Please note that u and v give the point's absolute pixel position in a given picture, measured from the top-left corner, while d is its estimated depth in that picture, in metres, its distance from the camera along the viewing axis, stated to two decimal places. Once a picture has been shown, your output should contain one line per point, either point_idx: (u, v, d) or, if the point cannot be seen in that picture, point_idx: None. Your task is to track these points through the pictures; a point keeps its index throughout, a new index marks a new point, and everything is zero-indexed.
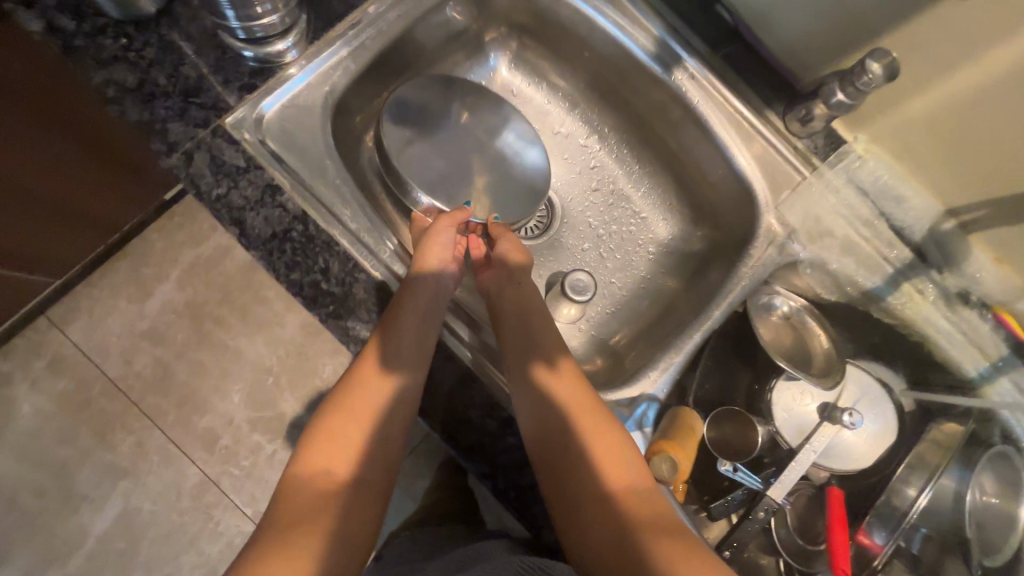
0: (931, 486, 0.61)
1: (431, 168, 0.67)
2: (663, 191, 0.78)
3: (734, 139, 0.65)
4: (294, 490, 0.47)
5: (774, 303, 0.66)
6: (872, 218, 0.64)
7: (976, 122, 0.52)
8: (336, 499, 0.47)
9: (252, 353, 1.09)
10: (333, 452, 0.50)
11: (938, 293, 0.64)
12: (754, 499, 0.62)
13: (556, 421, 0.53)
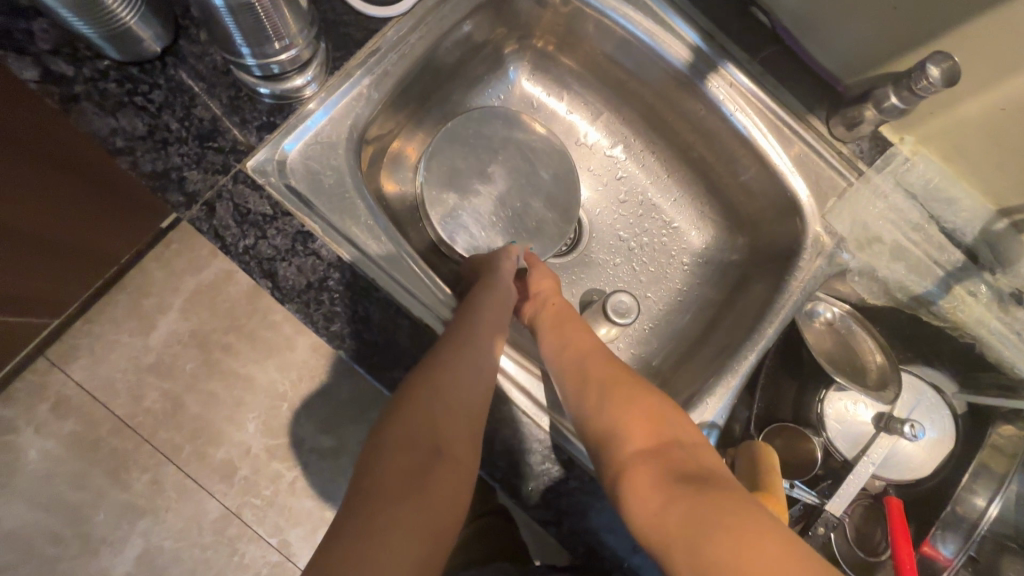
0: (999, 496, 0.60)
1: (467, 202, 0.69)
2: (694, 200, 0.75)
3: (775, 146, 0.62)
4: (367, 492, 0.41)
5: (817, 310, 0.67)
6: (922, 221, 0.61)
7: None
8: (415, 501, 0.41)
9: (264, 379, 1.04)
10: (400, 447, 0.44)
11: (993, 297, 0.62)
12: (812, 515, 0.62)
13: (601, 411, 0.52)
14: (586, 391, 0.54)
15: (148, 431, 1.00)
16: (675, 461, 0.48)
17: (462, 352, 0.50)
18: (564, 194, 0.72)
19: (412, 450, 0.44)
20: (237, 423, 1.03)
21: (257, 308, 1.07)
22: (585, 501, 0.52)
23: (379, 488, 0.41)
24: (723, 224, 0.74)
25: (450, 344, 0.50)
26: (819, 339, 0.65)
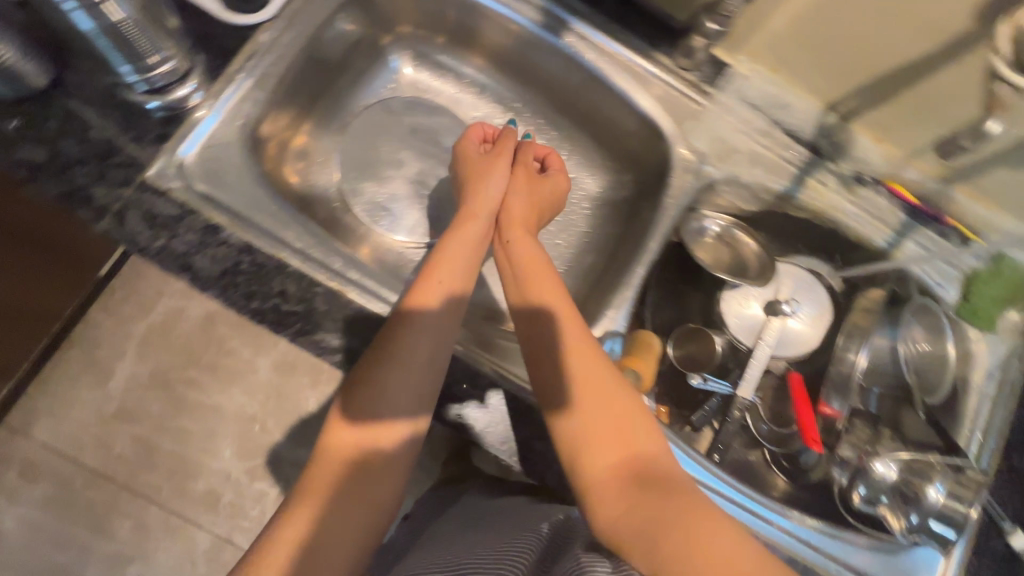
0: (866, 347, 0.69)
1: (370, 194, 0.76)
2: (585, 150, 0.83)
3: (631, 84, 0.70)
4: (310, 487, 0.48)
5: (706, 227, 0.73)
6: (768, 127, 0.70)
7: (830, 21, 0.59)
8: (350, 494, 0.48)
9: (230, 405, 1.08)
10: (345, 451, 0.49)
11: (836, 181, 0.71)
12: (728, 403, 0.68)
13: (567, 418, 0.50)
14: (543, 357, 0.54)
15: (125, 477, 1.02)
16: (644, 471, 0.47)
17: (417, 329, 0.53)
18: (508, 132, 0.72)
19: (352, 448, 0.49)
20: (211, 452, 1.05)
21: (212, 338, 1.10)
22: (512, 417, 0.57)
23: (323, 475, 0.48)
24: (613, 166, 0.82)
25: (398, 341, 0.52)
26: (710, 254, 0.72)
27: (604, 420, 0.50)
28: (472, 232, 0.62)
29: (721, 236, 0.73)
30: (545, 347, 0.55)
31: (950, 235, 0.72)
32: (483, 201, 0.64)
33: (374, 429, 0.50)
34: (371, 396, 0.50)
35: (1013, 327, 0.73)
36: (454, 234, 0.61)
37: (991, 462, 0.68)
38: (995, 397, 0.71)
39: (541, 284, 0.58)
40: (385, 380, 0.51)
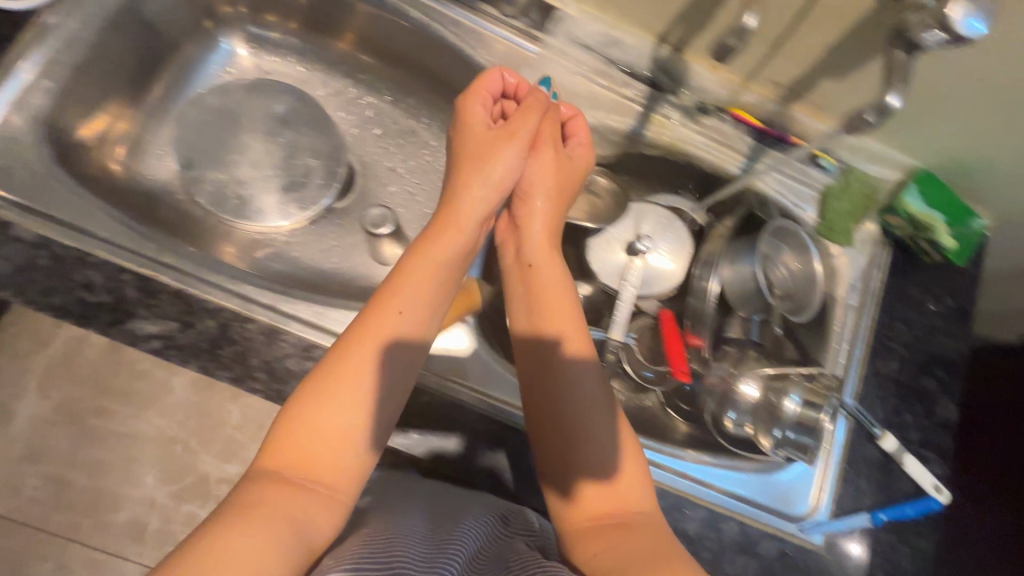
0: (717, 275, 0.69)
1: (213, 180, 0.74)
2: (442, 116, 0.82)
3: (461, 40, 0.70)
4: (250, 502, 0.40)
5: None
6: (604, 67, 0.70)
7: None
8: (289, 510, 0.40)
9: (148, 429, 0.97)
10: (292, 471, 0.43)
11: (679, 113, 0.71)
12: (602, 348, 0.67)
13: (570, 456, 0.51)
14: (541, 399, 0.53)
15: (41, 518, 0.92)
16: (633, 530, 0.46)
17: (381, 364, 0.48)
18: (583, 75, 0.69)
19: (305, 464, 0.44)
20: (130, 479, 0.95)
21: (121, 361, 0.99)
22: None
23: (263, 491, 0.41)
24: None
25: (365, 368, 0.47)
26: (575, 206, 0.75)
27: (620, 463, 0.50)
28: (460, 238, 0.57)
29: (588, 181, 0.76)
30: (539, 381, 0.54)
31: (798, 155, 0.73)
32: (465, 209, 0.58)
33: (327, 456, 0.44)
34: (323, 420, 0.45)
35: (870, 237, 0.75)
36: (428, 241, 0.56)
37: (855, 369, 0.70)
38: (859, 307, 0.72)
39: (559, 324, 0.56)
40: (349, 406, 0.46)
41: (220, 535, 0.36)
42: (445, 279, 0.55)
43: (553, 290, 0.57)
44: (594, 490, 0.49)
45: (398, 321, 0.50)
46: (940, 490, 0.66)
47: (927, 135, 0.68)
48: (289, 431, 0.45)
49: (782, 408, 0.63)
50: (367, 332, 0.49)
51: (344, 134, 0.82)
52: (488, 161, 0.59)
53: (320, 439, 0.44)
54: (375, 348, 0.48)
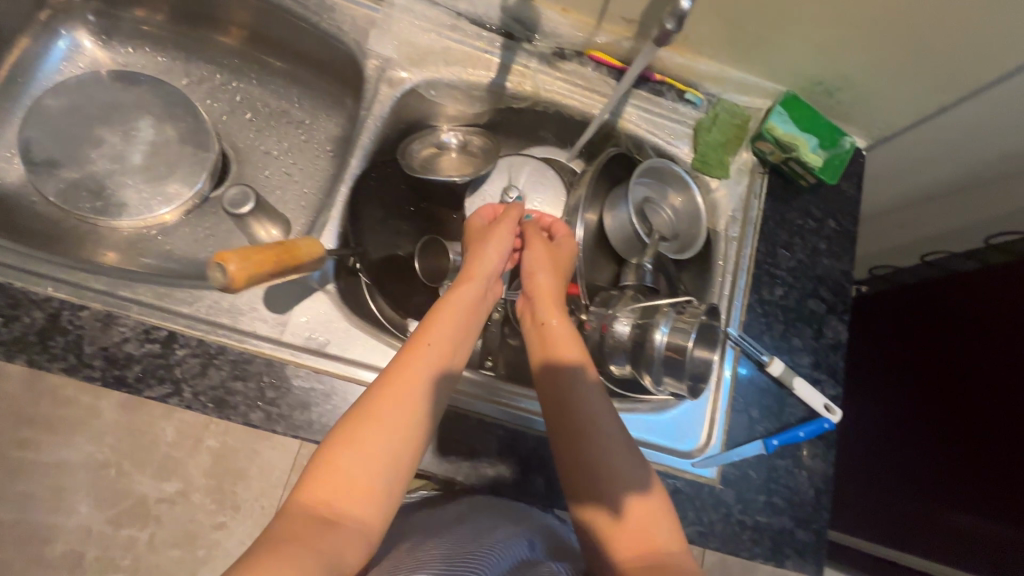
0: (581, 222, 0.69)
1: (63, 176, 0.72)
2: (311, 92, 0.81)
3: (303, 6, 0.68)
4: (277, 536, 0.40)
5: (445, 139, 0.74)
6: (452, 20, 0.69)
7: None
8: (317, 545, 0.40)
9: None
10: (316, 514, 0.43)
11: (536, 61, 0.71)
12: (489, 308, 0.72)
13: (602, 489, 0.53)
14: (564, 433, 0.55)
15: None
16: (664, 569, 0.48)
17: (415, 411, 0.50)
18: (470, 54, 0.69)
19: (331, 503, 0.44)
20: None
21: None
22: (202, 361, 0.54)
23: (292, 528, 0.41)
24: (343, 101, 0.80)
25: (405, 413, 0.49)
26: (456, 168, 0.74)
27: (636, 524, 0.51)
28: (473, 288, 0.60)
29: (466, 143, 0.75)
30: (561, 422, 0.56)
31: (666, 90, 0.73)
32: (486, 260, 0.62)
33: (364, 482, 0.45)
34: (359, 446, 0.46)
35: (746, 165, 0.75)
36: (451, 296, 0.59)
37: (739, 298, 0.69)
38: (741, 237, 0.72)
39: (560, 345, 0.59)
40: (388, 447, 0.47)
41: (266, 557, 0.37)
42: (466, 329, 0.58)
43: (564, 334, 0.60)
44: (624, 525, 0.51)
45: (434, 359, 0.53)
46: (831, 410, 0.66)
47: (781, 55, 0.67)
48: (324, 474, 0.45)
49: (651, 340, 0.60)
50: (393, 384, 0.50)
51: (213, 121, 0.81)
52: (488, 243, 0.63)
53: (363, 471, 0.45)
54: (413, 388, 0.50)
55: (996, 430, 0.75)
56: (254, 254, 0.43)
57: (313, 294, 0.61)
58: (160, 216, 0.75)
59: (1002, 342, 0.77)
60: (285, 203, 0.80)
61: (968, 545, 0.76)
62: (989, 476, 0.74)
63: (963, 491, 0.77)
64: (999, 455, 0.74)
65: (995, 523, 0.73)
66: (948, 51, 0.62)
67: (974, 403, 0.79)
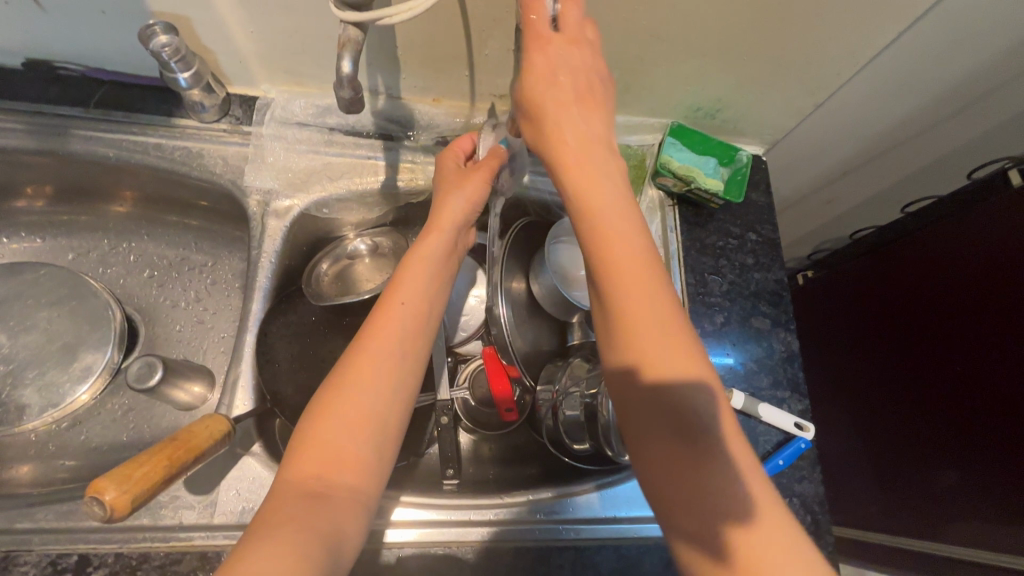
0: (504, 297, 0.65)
1: None
2: (206, 234, 0.78)
3: (169, 159, 0.65)
4: (273, 520, 0.40)
5: (357, 247, 0.72)
6: (326, 136, 0.68)
7: (271, 29, 0.57)
8: (312, 519, 0.41)
9: None
10: (306, 489, 0.43)
11: (421, 155, 0.70)
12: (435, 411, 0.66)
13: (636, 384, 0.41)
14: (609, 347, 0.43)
15: None
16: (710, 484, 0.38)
17: (391, 375, 0.49)
18: (360, 164, 0.68)
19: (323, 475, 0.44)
20: None
21: None
22: None
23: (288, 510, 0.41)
24: (241, 235, 0.77)
25: (387, 376, 0.49)
26: (370, 275, 0.71)
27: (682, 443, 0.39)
28: (433, 246, 0.56)
29: (376, 245, 0.73)
30: (621, 388, 0.42)
31: None
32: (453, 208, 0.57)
33: (352, 448, 0.46)
34: (340, 415, 0.46)
35: (654, 202, 0.74)
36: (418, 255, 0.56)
37: None
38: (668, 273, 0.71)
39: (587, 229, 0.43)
40: (371, 416, 0.47)
41: (262, 551, 0.37)
42: (435, 292, 0.55)
43: (572, 161, 0.45)
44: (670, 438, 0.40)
45: (406, 317, 0.52)
46: (803, 427, 0.64)
47: (655, 94, 0.68)
48: (314, 447, 0.45)
49: (603, 409, 0.58)
50: (370, 356, 0.49)
51: (109, 288, 0.76)
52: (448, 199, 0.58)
53: (347, 441, 0.46)
54: (389, 358, 0.50)
55: (960, 388, 0.77)
56: (135, 471, 0.39)
57: (240, 459, 0.56)
58: (77, 398, 0.69)
59: (938, 298, 0.81)
60: (206, 352, 0.76)
61: (959, 498, 0.76)
62: (966, 429, 0.76)
63: (948, 453, 0.78)
64: (970, 408, 0.76)
65: (975, 484, 0.74)
66: (807, 58, 0.63)
67: (935, 365, 0.81)
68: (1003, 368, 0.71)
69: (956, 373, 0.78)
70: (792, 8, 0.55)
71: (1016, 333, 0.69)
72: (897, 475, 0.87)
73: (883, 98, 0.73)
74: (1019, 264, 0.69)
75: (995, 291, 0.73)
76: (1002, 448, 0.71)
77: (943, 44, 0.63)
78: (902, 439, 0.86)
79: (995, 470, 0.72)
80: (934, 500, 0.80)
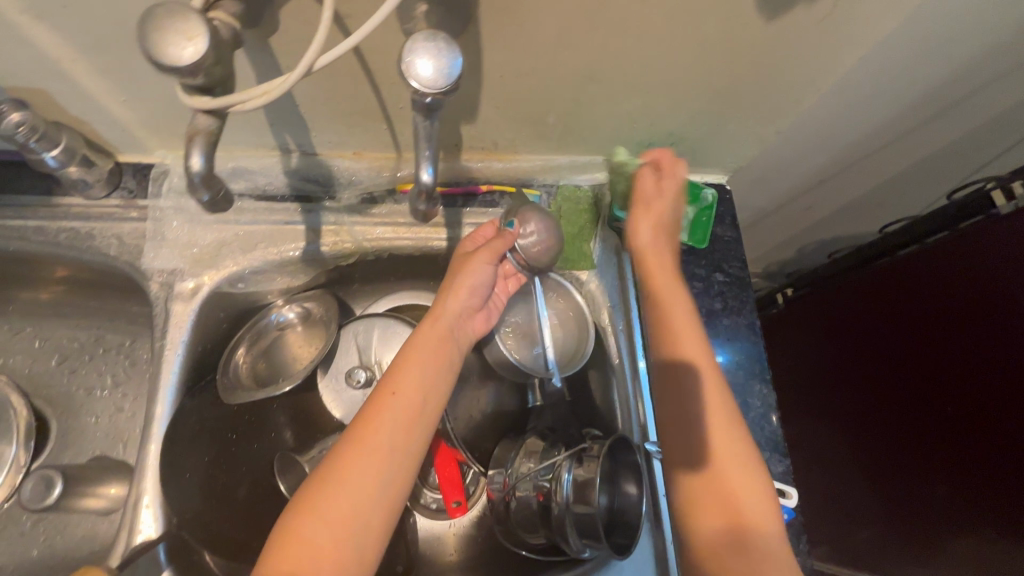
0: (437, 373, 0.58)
1: None
2: (119, 312, 0.70)
3: (54, 243, 0.57)
4: None
5: (284, 316, 0.65)
6: (234, 203, 0.61)
7: (147, 96, 0.50)
8: None
9: None
10: None
11: (345, 215, 0.62)
12: None
13: (682, 388, 0.50)
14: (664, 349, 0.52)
15: None
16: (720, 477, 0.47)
17: (390, 470, 0.45)
18: (275, 231, 0.61)
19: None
20: None
21: None
22: None
23: None
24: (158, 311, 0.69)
25: (373, 469, 0.44)
26: (302, 345, 0.65)
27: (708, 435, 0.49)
28: (436, 327, 0.52)
29: (306, 312, 0.66)
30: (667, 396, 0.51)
31: (500, 198, 0.66)
32: (455, 293, 0.54)
33: (328, 550, 0.40)
34: (321, 512, 0.41)
35: (611, 245, 0.67)
36: (421, 334, 0.52)
37: (646, 396, 0.62)
38: (629, 327, 0.65)
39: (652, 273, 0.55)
40: (354, 512, 0.42)
41: None
42: (437, 377, 0.50)
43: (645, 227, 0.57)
44: (694, 434, 0.49)
45: (399, 405, 0.47)
46: (785, 495, 0.58)
47: (600, 132, 0.61)
48: (287, 544, 0.40)
49: (558, 498, 0.52)
50: (358, 445, 0.44)
51: (12, 380, 0.69)
52: (465, 280, 0.54)
53: (321, 541, 0.40)
54: (378, 448, 0.45)
55: (969, 437, 0.70)
56: None
57: None
58: None
59: (926, 316, 0.75)
60: (126, 443, 0.68)
61: (959, 526, 0.73)
62: (963, 456, 0.71)
63: (945, 479, 0.74)
64: (960, 433, 0.72)
65: (995, 545, 0.69)
66: (763, 86, 0.56)
67: (928, 389, 0.75)
68: (997, 386, 0.66)
69: (965, 421, 0.71)
70: (737, 39, 0.49)
71: (1004, 353, 0.65)
72: (906, 506, 0.81)
73: (851, 117, 0.67)
74: (1008, 278, 0.64)
75: (984, 311, 0.67)
76: (1003, 477, 0.67)
77: (911, 61, 0.57)
78: (905, 479, 0.80)
79: (995, 497, 0.68)
80: (936, 528, 0.77)
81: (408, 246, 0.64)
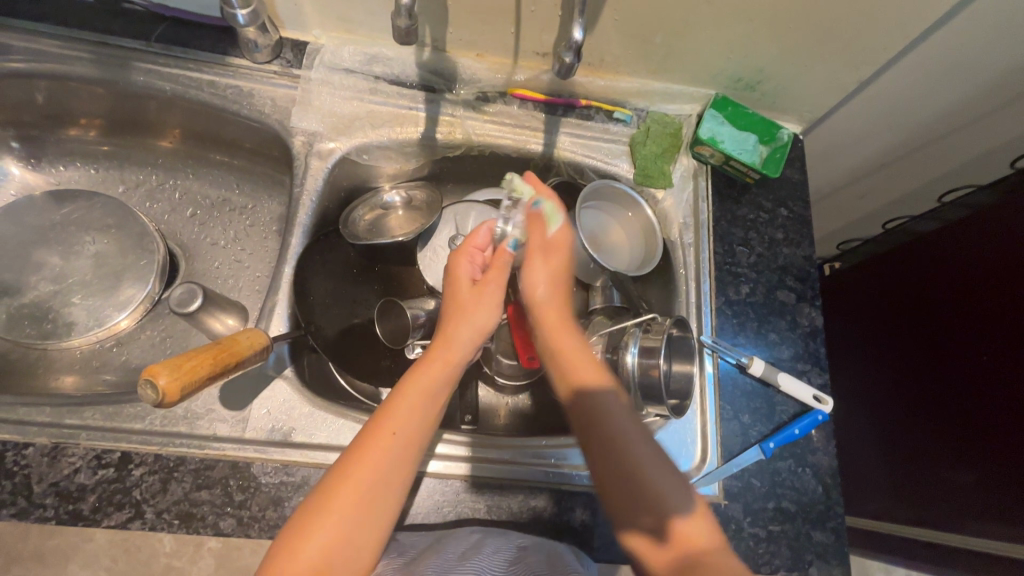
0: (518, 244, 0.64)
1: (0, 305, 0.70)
2: (249, 177, 0.81)
3: (221, 95, 0.68)
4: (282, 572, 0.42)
5: (389, 198, 0.74)
6: (371, 84, 0.70)
7: None
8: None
9: None
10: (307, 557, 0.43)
11: (461, 109, 0.71)
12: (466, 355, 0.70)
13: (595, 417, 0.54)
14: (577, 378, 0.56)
15: None
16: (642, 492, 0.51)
17: (379, 496, 0.47)
18: (401, 113, 0.70)
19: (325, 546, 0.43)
20: None
21: None
22: (162, 478, 0.52)
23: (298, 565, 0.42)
24: (283, 178, 0.80)
25: (390, 468, 0.48)
26: (404, 226, 0.74)
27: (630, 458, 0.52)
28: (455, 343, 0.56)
29: (410, 198, 0.74)
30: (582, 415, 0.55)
31: (595, 113, 0.74)
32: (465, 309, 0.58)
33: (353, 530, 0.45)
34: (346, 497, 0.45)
35: (688, 170, 0.75)
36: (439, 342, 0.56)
37: (705, 300, 0.68)
38: (696, 243, 0.72)
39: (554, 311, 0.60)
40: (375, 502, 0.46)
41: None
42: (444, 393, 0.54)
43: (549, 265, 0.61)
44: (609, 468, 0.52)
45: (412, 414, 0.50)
46: (822, 400, 0.64)
47: (696, 62, 0.68)
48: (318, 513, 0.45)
49: (623, 365, 0.60)
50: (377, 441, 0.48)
51: (155, 222, 0.80)
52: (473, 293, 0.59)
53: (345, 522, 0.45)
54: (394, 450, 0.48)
55: (981, 395, 0.76)
56: (186, 363, 0.43)
57: (273, 381, 0.58)
58: (114, 325, 0.73)
59: (961, 281, 0.81)
60: (242, 288, 0.79)
61: (963, 484, 0.77)
62: (976, 412, 0.76)
63: (957, 437, 0.79)
64: (974, 388, 0.77)
65: (997, 483, 0.73)
66: (855, 32, 0.62)
67: (952, 348, 0.81)
68: (1010, 340, 0.72)
69: (984, 375, 0.76)
70: None
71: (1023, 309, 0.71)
72: (916, 469, 0.85)
73: (931, 83, 0.72)
74: None
75: (1013, 272, 0.73)
76: (1008, 429, 0.72)
77: (996, 27, 0.62)
78: (922, 440, 0.85)
79: (1000, 450, 0.72)
80: (943, 488, 0.80)
81: (511, 143, 0.72)
